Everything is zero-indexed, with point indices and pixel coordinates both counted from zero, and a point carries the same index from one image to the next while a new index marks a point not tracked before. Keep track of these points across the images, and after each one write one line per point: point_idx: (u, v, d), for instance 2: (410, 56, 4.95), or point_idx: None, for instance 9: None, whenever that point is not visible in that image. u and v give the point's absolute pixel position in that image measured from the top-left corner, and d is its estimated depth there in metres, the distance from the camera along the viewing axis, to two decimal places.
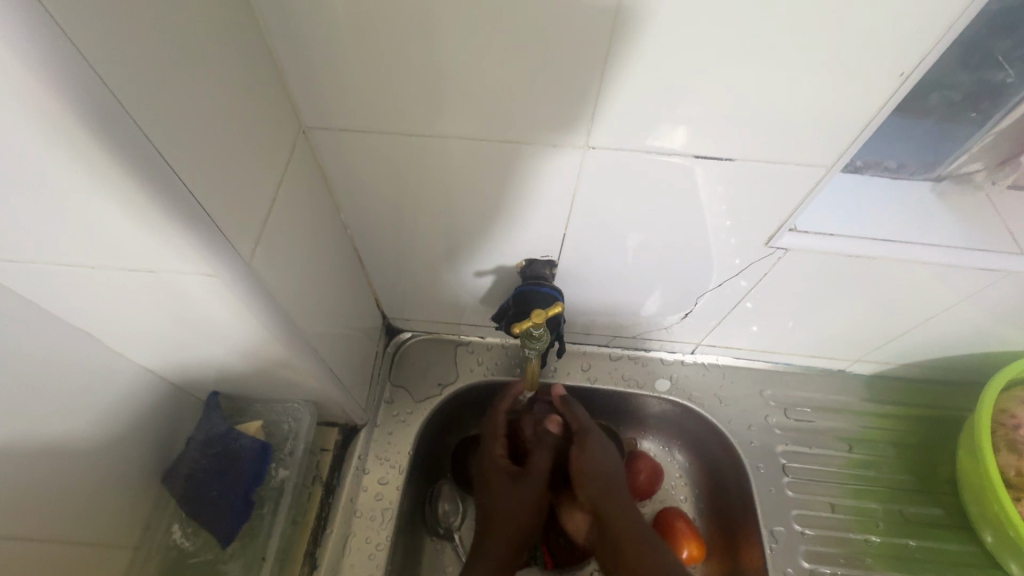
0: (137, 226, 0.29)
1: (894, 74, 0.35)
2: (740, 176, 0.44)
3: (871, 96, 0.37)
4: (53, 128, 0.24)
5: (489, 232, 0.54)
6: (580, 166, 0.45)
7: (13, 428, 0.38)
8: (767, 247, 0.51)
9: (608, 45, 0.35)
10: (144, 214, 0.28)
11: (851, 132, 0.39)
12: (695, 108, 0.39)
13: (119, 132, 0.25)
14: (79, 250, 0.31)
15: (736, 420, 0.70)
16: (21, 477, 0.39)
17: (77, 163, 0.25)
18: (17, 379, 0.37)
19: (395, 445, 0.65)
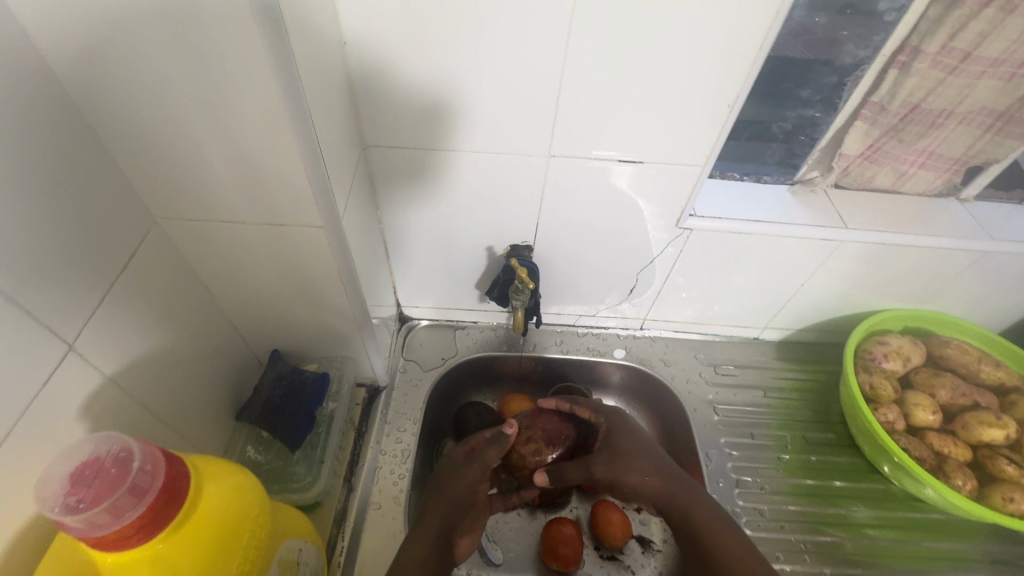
0: (285, 185, 0.48)
1: (723, 103, 0.58)
2: (649, 174, 0.66)
3: (715, 118, 0.59)
4: (257, 124, 0.44)
5: (483, 226, 0.74)
6: (546, 169, 0.66)
7: (174, 339, 0.54)
8: (678, 227, 0.73)
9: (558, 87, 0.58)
10: (288, 177, 0.48)
11: (711, 142, 0.62)
12: (614, 127, 0.61)
13: (277, 129, 0.44)
14: (242, 209, 0.51)
15: (677, 376, 0.90)
16: (174, 377, 0.55)
17: (263, 143, 0.45)
18: (179, 305, 0.55)
19: (410, 402, 0.83)
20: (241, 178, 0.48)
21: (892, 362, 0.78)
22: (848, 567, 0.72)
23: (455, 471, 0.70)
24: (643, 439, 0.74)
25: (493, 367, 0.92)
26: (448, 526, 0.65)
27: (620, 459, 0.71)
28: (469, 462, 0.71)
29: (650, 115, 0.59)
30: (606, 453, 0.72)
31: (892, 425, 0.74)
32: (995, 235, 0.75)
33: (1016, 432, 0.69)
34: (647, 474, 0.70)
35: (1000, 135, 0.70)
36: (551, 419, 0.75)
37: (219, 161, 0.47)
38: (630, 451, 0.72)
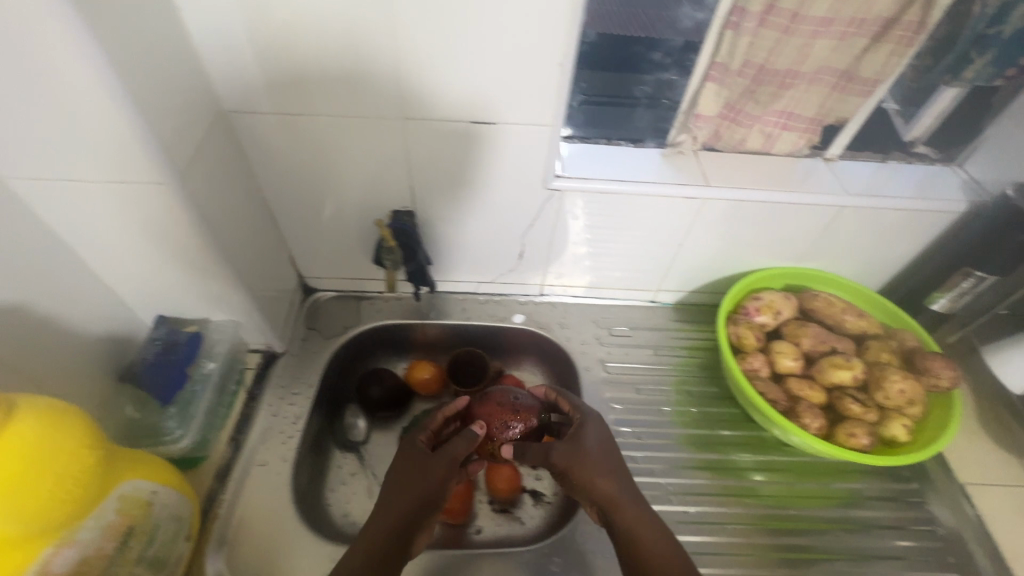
0: (113, 140, 0.50)
1: (555, 63, 0.61)
2: (505, 134, 0.69)
3: (551, 78, 0.62)
4: (67, 82, 0.45)
5: (363, 194, 0.77)
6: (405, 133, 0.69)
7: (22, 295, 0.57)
8: (546, 187, 0.76)
9: (396, 51, 0.60)
10: (114, 131, 0.50)
11: (555, 102, 0.65)
12: (459, 89, 0.64)
13: (90, 85, 0.46)
14: (82, 169, 0.52)
15: (573, 339, 0.94)
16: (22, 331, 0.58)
17: (78, 100, 0.47)
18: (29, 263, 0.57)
19: (306, 367, 0.86)
20: (71, 136, 0.50)
21: (763, 315, 0.82)
22: (717, 505, 0.76)
23: (416, 471, 0.67)
24: (604, 441, 0.71)
25: (397, 335, 0.96)
26: (402, 535, 0.63)
27: (581, 460, 0.68)
28: (431, 458, 0.68)
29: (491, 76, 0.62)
30: (567, 453, 0.68)
31: (756, 372, 0.78)
32: (853, 191, 0.79)
33: (862, 372, 0.73)
34: (602, 480, 0.67)
35: (845, 94, 0.73)
36: (517, 397, 0.72)
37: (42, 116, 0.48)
38: (590, 451, 0.69)
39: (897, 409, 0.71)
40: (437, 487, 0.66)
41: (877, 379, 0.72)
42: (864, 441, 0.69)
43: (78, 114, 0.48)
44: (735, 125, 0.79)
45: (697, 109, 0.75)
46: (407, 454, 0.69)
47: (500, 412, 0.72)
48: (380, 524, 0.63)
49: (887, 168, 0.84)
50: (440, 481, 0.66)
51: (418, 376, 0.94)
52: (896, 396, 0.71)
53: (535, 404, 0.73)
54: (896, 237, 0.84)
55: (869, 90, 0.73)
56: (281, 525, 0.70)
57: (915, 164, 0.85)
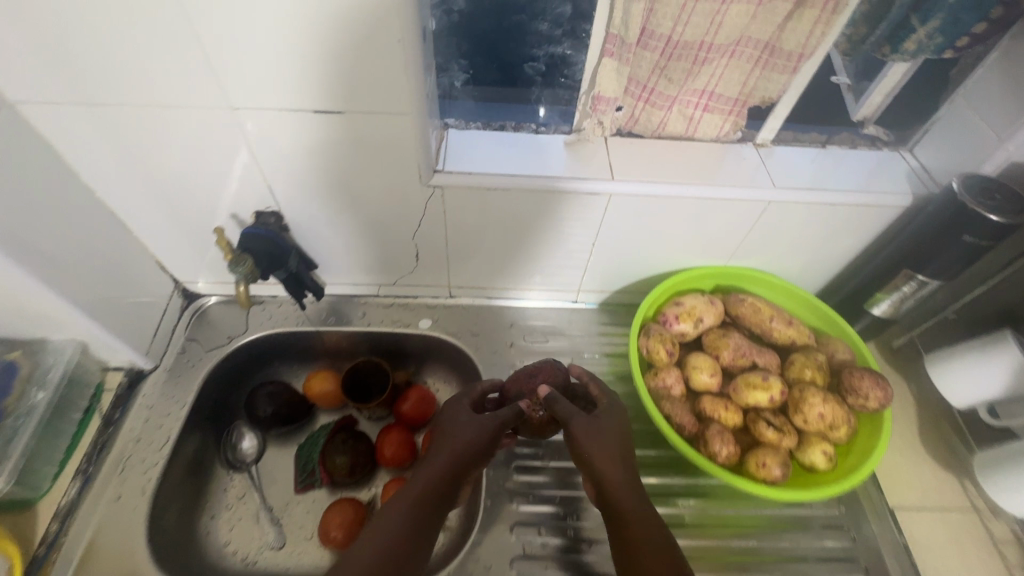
0: None
1: (396, 38, 0.51)
2: (361, 124, 0.59)
3: (396, 56, 0.52)
4: None
5: (216, 194, 0.67)
6: (238, 125, 0.59)
7: None
8: (425, 185, 0.66)
9: (195, 28, 0.50)
10: None
11: (411, 84, 0.55)
12: (288, 72, 0.54)
13: None
14: None
15: (483, 347, 0.85)
16: None
17: None
18: None
19: (180, 385, 0.78)
20: None
21: (682, 323, 0.74)
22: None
23: (452, 436, 0.67)
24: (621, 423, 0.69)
25: (293, 343, 0.87)
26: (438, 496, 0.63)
27: (595, 438, 0.65)
28: (474, 422, 0.68)
29: (319, 55, 0.53)
30: (582, 426, 0.65)
31: (668, 390, 0.70)
32: (781, 183, 0.69)
33: (781, 393, 0.65)
34: (615, 461, 0.64)
35: (768, 71, 0.63)
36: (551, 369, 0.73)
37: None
38: (614, 431, 0.67)
39: (816, 433, 0.63)
40: (478, 450, 0.67)
41: (797, 401, 0.64)
42: (776, 472, 0.61)
43: None
44: (650, 107, 0.69)
45: (596, 89, 0.64)
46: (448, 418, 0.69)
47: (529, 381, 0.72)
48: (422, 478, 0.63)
49: (827, 154, 0.74)
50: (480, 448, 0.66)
51: (316, 389, 0.86)
52: (815, 420, 0.63)
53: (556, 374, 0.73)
54: (834, 233, 0.74)
55: (793, 66, 0.62)
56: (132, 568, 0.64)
57: (861, 148, 0.75)
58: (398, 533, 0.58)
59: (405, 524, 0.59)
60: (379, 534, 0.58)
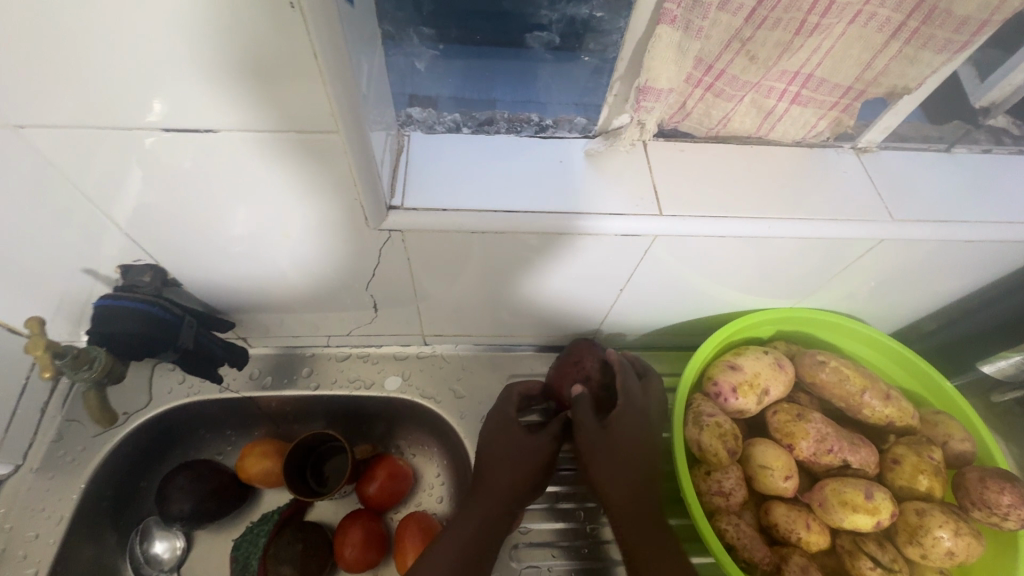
0: None
1: (283, 4, 0.28)
2: (253, 146, 0.36)
3: (288, 38, 0.29)
4: None
5: (49, 247, 0.43)
6: (43, 152, 0.36)
7: None
8: (378, 230, 0.44)
9: None
10: None
11: (324, 81, 0.32)
12: (106, 69, 0.31)
13: None
14: None
15: (470, 413, 0.65)
16: None
17: None
18: None
19: (54, 492, 0.58)
20: None
21: (741, 399, 0.54)
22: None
23: (501, 462, 0.54)
24: (645, 425, 0.55)
25: (217, 413, 0.66)
26: (491, 525, 0.52)
27: (607, 453, 0.52)
28: (531, 439, 0.54)
29: (152, 40, 0.29)
30: (591, 444, 0.52)
31: (727, 500, 0.50)
32: (894, 212, 0.48)
33: (890, 517, 0.47)
34: (627, 479, 0.53)
35: (915, 46, 0.41)
36: (595, 354, 0.59)
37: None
38: (627, 443, 0.53)
39: (934, 570, 0.46)
40: (529, 479, 0.54)
41: (912, 529, 0.46)
42: None
43: None
44: (715, 98, 0.46)
45: (643, 77, 0.42)
46: (495, 427, 0.56)
47: (574, 373, 0.58)
48: (460, 524, 0.51)
49: (951, 163, 0.52)
50: (530, 467, 0.54)
51: (254, 471, 0.65)
52: (938, 557, 0.45)
53: (597, 365, 0.58)
54: (948, 272, 0.54)
55: (958, 40, 0.40)
56: None
57: (1000, 153, 0.54)
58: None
59: None
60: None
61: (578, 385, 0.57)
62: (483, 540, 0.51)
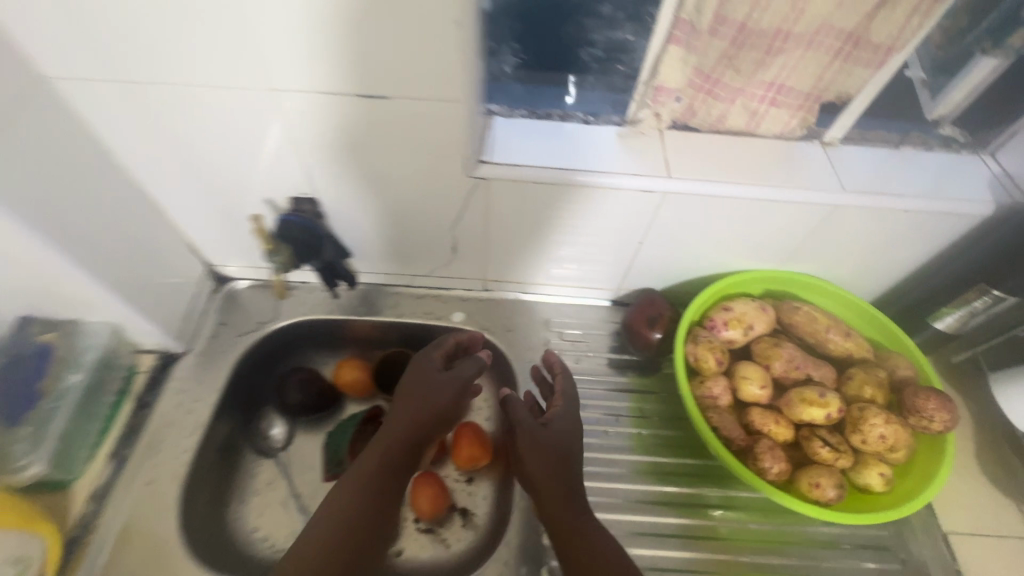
0: None
1: (452, 19, 0.46)
2: (406, 110, 0.55)
3: (449, 39, 0.48)
4: None
5: (252, 179, 0.65)
6: (281, 107, 0.55)
7: None
8: (469, 177, 0.63)
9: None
10: None
11: (464, 64, 0.50)
12: (336, 54, 0.50)
13: None
14: None
15: (517, 342, 0.82)
16: None
17: None
18: None
19: (211, 370, 0.76)
20: None
21: (730, 330, 0.70)
22: (670, 548, 0.66)
23: (421, 394, 0.67)
24: (575, 430, 0.67)
25: (324, 331, 0.86)
26: (394, 471, 0.63)
27: (538, 445, 0.64)
28: (436, 381, 0.68)
29: (371, 36, 0.48)
30: (528, 438, 0.64)
31: (714, 400, 0.66)
32: (846, 186, 0.65)
33: (838, 411, 0.62)
34: (547, 462, 0.63)
35: (849, 64, 0.59)
36: (663, 300, 0.77)
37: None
38: (561, 445, 0.64)
39: (872, 456, 0.60)
40: (440, 413, 0.67)
41: (855, 420, 0.61)
42: (829, 493, 0.59)
43: None
44: (713, 99, 0.64)
45: (658, 79, 0.62)
46: (413, 375, 0.70)
47: (647, 312, 0.76)
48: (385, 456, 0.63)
49: (899, 157, 0.68)
50: (430, 409, 0.66)
51: (346, 379, 0.83)
52: (874, 441, 0.60)
53: (664, 310, 0.76)
54: (898, 241, 0.69)
55: (880, 59, 0.58)
56: (161, 552, 0.63)
57: (946, 154, 0.69)
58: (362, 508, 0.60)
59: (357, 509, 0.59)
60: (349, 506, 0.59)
61: (650, 320, 0.76)
62: (399, 468, 0.63)
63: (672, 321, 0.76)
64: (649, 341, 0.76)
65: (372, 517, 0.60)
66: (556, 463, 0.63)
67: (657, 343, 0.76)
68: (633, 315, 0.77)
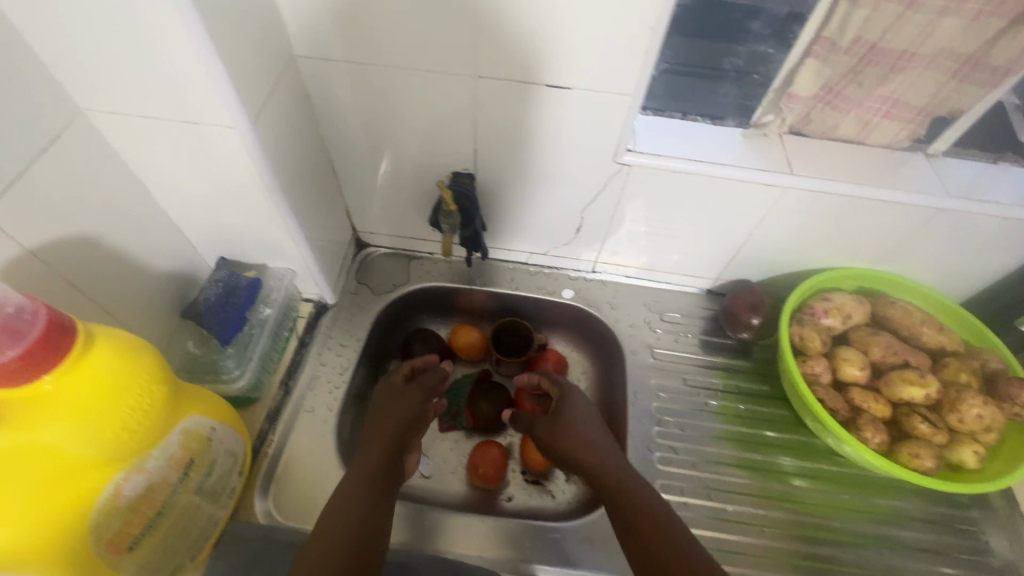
0: (207, 84, 0.50)
1: (646, 27, 0.56)
2: (580, 100, 0.64)
3: (638, 43, 0.57)
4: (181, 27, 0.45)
5: (422, 154, 0.75)
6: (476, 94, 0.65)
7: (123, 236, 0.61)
8: (615, 162, 0.71)
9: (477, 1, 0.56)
10: (207, 73, 0.49)
11: (644, 63, 0.59)
12: (538, 50, 0.60)
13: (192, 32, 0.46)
14: (165, 107, 0.53)
15: (622, 319, 0.91)
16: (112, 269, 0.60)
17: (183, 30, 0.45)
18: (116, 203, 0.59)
19: (355, 321, 0.86)
20: (156, 77, 0.50)
21: (830, 318, 0.77)
22: (766, 509, 0.74)
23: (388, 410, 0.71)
24: (591, 412, 0.70)
25: (445, 299, 0.95)
26: (383, 469, 0.65)
27: (555, 432, 0.69)
28: (395, 396, 0.73)
29: (573, 37, 0.58)
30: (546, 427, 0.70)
31: (816, 377, 0.73)
32: (952, 192, 0.72)
33: (937, 391, 0.68)
34: (564, 438, 0.67)
35: (965, 83, 0.67)
36: (757, 288, 0.85)
37: (114, 39, 0.47)
38: (573, 425, 0.68)
39: (967, 436, 0.67)
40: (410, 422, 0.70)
41: (952, 401, 0.68)
42: (929, 463, 0.66)
43: (172, 55, 0.48)
44: (835, 109, 0.72)
45: (791, 87, 0.70)
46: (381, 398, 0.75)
47: (749, 300, 0.84)
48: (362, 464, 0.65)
49: (997, 171, 0.76)
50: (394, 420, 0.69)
51: (462, 342, 0.93)
52: (972, 420, 0.66)
53: (762, 298, 0.84)
54: (991, 247, 0.76)
55: (994, 81, 0.66)
56: (321, 471, 0.72)
57: None
58: (366, 503, 0.61)
59: (359, 505, 0.60)
60: (355, 502, 0.60)
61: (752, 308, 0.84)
62: (388, 469, 0.65)
63: (770, 310, 0.83)
64: (748, 326, 0.84)
65: (378, 506, 0.61)
66: (581, 439, 0.67)
67: (755, 329, 0.84)
68: (733, 301, 0.86)
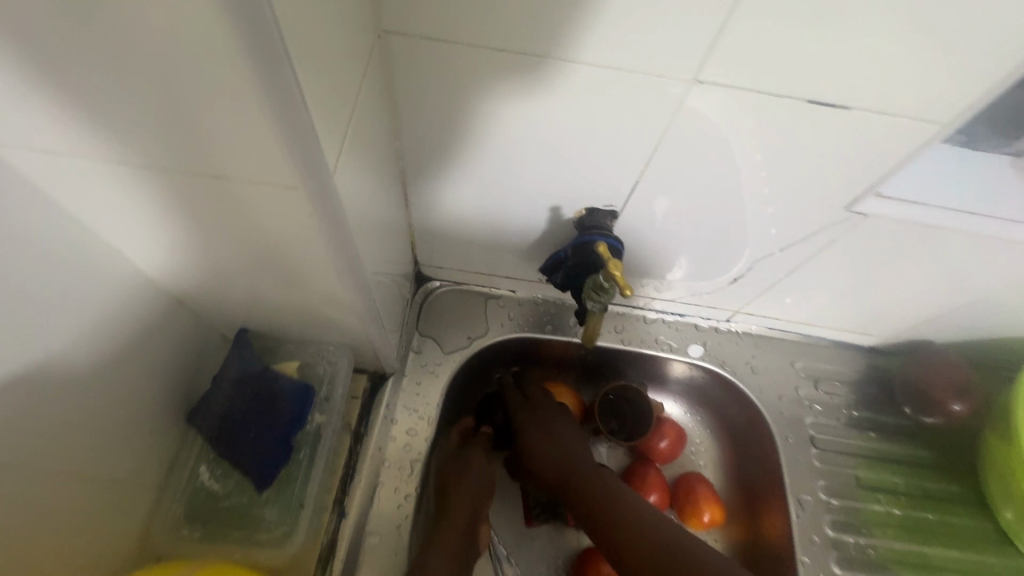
0: (264, 114, 0.25)
1: None
2: (841, 126, 0.40)
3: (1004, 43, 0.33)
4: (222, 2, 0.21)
5: (549, 180, 0.50)
6: (678, 107, 0.41)
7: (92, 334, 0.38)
8: (846, 211, 0.48)
9: None
10: (266, 95, 0.24)
11: (992, 77, 0.35)
12: (807, 44, 0.35)
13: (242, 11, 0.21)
14: (169, 147, 0.28)
15: (767, 390, 0.70)
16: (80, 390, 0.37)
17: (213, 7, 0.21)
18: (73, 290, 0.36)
19: (423, 396, 0.63)
20: (159, 95, 0.25)
21: None
22: None
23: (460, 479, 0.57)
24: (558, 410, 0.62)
25: (530, 351, 0.71)
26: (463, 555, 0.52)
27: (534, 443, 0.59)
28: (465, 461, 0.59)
29: (884, 28, 0.34)
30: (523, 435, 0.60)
31: None
32: None
33: None
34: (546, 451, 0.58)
35: None
36: (958, 361, 0.65)
37: (68, 26, 0.23)
38: (550, 432, 0.59)
39: None
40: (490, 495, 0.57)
41: None
42: None
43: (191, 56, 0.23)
44: None
45: None
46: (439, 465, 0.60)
47: (951, 381, 0.65)
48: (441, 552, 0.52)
49: None
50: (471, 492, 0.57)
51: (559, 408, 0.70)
52: None
53: (965, 377, 0.65)
54: None
55: None
56: None
57: None
58: None
59: None
60: None
61: (951, 390, 0.65)
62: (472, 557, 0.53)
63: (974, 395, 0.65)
64: (944, 411, 0.66)
65: None
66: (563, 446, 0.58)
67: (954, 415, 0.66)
68: (928, 376, 0.66)
